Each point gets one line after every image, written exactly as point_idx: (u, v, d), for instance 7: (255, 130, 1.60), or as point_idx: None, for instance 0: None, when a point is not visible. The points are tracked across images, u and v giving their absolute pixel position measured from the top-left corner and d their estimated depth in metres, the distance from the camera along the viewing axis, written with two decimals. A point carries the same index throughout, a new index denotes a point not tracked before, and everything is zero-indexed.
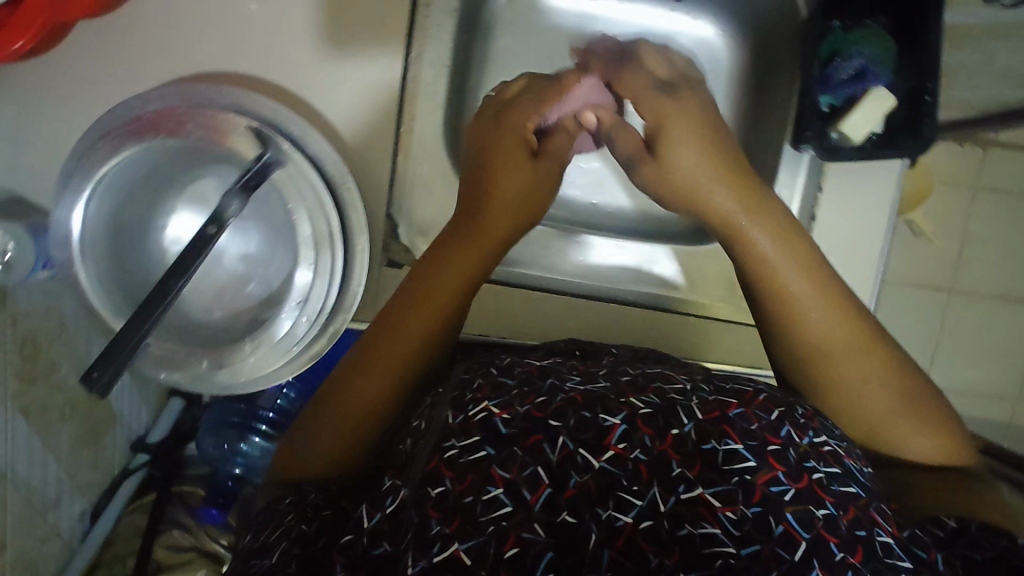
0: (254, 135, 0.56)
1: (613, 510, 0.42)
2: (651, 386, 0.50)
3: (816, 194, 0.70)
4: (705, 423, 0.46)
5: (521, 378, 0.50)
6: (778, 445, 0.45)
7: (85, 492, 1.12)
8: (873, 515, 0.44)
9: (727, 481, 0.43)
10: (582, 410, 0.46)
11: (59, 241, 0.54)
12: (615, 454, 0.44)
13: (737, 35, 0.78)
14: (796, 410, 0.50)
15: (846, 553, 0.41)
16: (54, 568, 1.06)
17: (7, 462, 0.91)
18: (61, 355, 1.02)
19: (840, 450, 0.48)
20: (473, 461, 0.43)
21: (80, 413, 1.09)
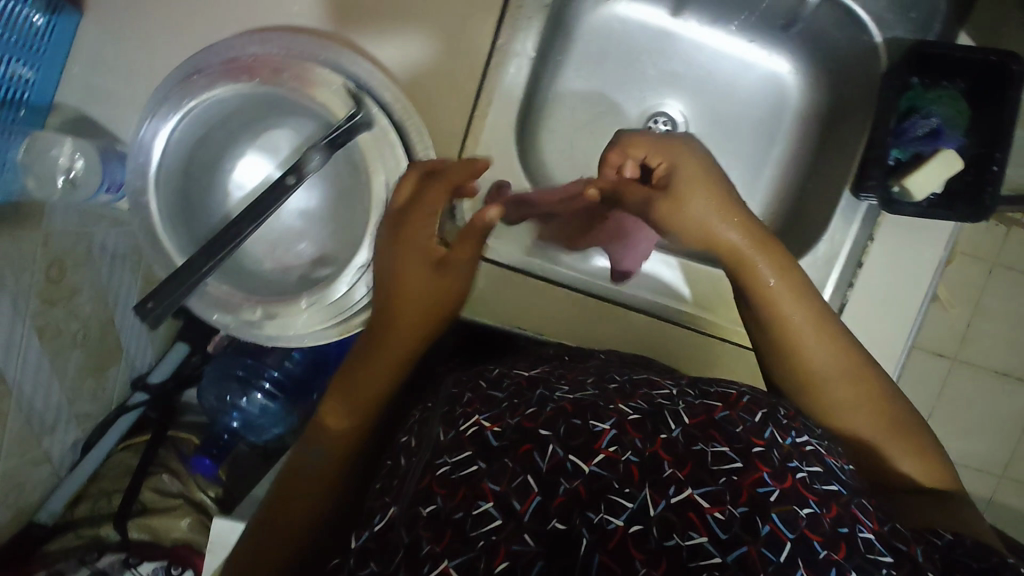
0: (348, 95, 0.58)
1: (605, 513, 0.40)
2: (638, 393, 0.48)
3: (866, 242, 0.70)
4: (691, 427, 0.45)
5: (511, 391, 0.49)
6: (762, 446, 0.45)
7: (82, 422, 1.11)
8: (855, 512, 0.43)
9: (716, 481, 0.42)
10: (572, 418, 0.44)
11: (137, 167, 0.56)
12: (607, 458, 0.42)
13: (811, 75, 0.79)
14: (778, 410, 0.50)
15: (829, 550, 0.40)
16: (39, 493, 1.05)
17: (14, 380, 0.91)
18: (83, 281, 1.01)
19: (821, 449, 0.48)
20: (465, 477, 0.42)
21: (91, 342, 1.08)
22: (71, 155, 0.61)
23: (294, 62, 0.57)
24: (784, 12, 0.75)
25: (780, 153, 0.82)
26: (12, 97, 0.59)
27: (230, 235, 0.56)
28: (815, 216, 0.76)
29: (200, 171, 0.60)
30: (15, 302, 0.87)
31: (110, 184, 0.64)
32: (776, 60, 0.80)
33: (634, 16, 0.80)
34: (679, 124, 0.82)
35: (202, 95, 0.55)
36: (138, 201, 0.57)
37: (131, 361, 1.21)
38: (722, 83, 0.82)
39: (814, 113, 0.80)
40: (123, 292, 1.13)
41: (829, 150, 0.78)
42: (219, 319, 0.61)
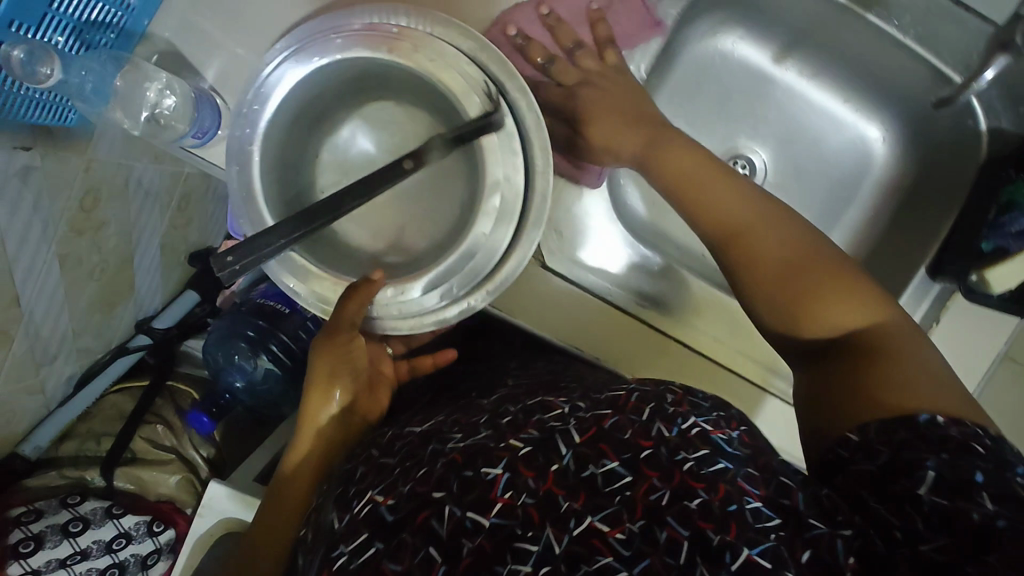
0: (487, 98, 0.55)
1: (511, 563, 0.43)
2: (531, 421, 0.52)
3: (933, 324, 0.69)
4: (583, 447, 0.48)
5: (404, 453, 0.53)
6: (650, 447, 0.48)
7: (81, 356, 1.06)
8: (742, 484, 0.45)
9: (611, 502, 0.45)
10: (463, 471, 0.48)
11: (246, 116, 0.55)
12: (504, 505, 0.46)
13: (902, 146, 0.79)
14: (666, 398, 0.52)
15: (721, 534, 0.43)
16: (26, 423, 1.00)
17: (28, 303, 0.86)
18: (115, 213, 0.97)
19: (709, 426, 0.49)
20: (364, 563, 0.45)
21: (109, 278, 1.03)
22: (161, 89, 0.59)
23: (429, 44, 0.55)
24: (894, 83, 0.74)
25: (855, 218, 0.82)
26: (107, 20, 0.58)
27: (328, 212, 0.53)
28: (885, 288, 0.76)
29: (300, 129, 0.59)
30: (46, 225, 0.83)
31: (196, 131, 0.60)
32: (868, 125, 0.80)
33: (744, 48, 0.79)
34: (757, 168, 0.82)
35: (333, 55, 0.54)
36: (240, 148, 0.55)
37: (140, 302, 1.16)
38: (809, 137, 0.82)
39: (896, 187, 0.80)
40: (148, 231, 1.08)
41: (907, 225, 0.78)
42: (291, 286, 0.59)
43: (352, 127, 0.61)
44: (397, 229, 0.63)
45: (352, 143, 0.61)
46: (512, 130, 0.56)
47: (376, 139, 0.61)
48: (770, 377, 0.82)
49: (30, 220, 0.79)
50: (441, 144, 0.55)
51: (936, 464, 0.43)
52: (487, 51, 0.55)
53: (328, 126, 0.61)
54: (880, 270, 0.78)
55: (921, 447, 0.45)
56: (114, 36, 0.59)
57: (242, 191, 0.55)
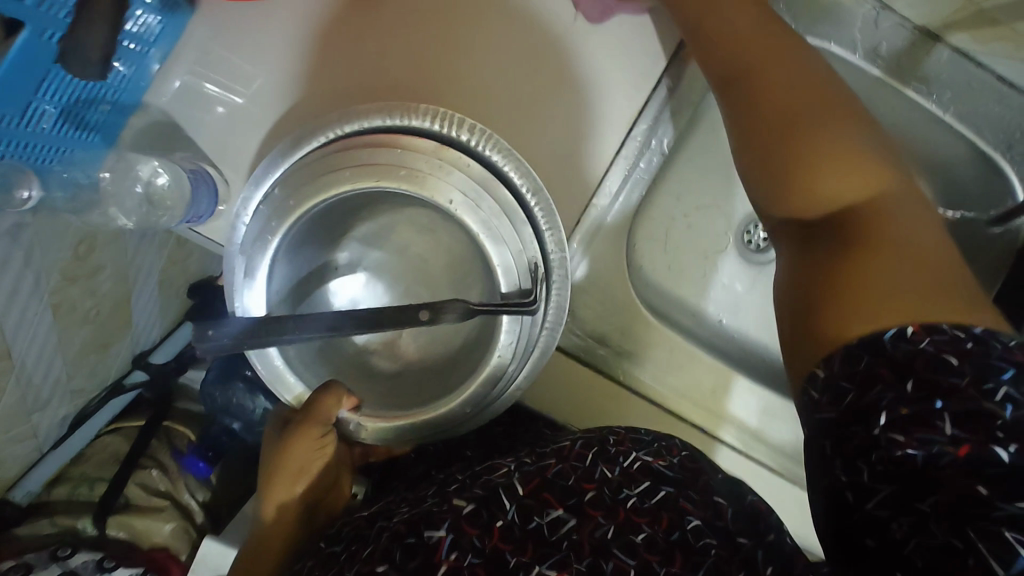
0: (531, 276, 0.55)
1: None
2: (477, 482, 0.51)
3: None
4: (527, 499, 0.48)
5: (351, 536, 0.51)
6: (593, 489, 0.48)
7: (75, 398, 1.03)
8: (683, 505, 0.48)
9: (557, 548, 0.45)
10: (406, 539, 0.46)
11: (263, 237, 0.54)
12: (449, 567, 0.44)
13: None
14: (609, 441, 0.54)
15: (665, 564, 0.43)
16: (17, 468, 0.97)
17: (19, 355, 0.83)
18: (110, 258, 0.93)
19: (649, 458, 0.52)
20: None
21: (104, 319, 1.00)
22: (153, 172, 0.58)
23: (484, 186, 0.55)
24: (929, 161, 0.71)
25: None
26: (96, 96, 0.55)
27: (333, 319, 0.52)
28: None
29: (323, 227, 0.58)
30: (38, 277, 0.80)
31: (191, 216, 0.58)
32: None
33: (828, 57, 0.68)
34: None
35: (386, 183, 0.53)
36: (250, 243, 0.55)
37: (136, 337, 1.12)
38: None
39: None
40: (144, 271, 1.05)
41: None
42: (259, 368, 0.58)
43: (374, 224, 0.61)
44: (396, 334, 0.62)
45: (366, 248, 0.62)
46: (542, 305, 0.58)
47: (394, 237, 0.62)
48: (720, 424, 0.74)
49: (20, 276, 0.76)
50: (459, 310, 0.53)
51: (889, 404, 0.37)
52: (538, 194, 0.58)
53: (345, 223, 0.60)
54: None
55: (885, 376, 0.38)
56: (108, 110, 0.57)
57: (250, 298, 0.55)
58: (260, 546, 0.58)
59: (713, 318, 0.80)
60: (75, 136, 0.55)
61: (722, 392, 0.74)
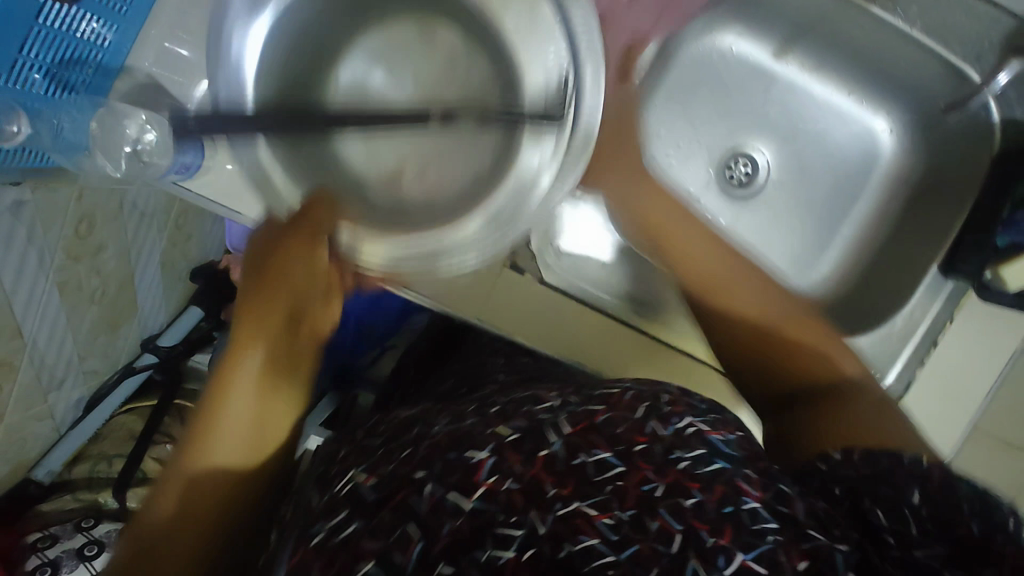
0: (559, 86, 0.56)
1: (494, 548, 0.38)
2: (520, 412, 0.47)
3: (946, 322, 0.69)
4: (572, 437, 0.43)
5: (386, 436, 0.48)
6: (642, 443, 0.43)
7: (88, 379, 1.06)
8: (740, 484, 0.41)
9: (600, 491, 0.40)
10: (448, 453, 0.42)
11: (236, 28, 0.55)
12: (488, 490, 0.40)
13: (908, 139, 0.76)
14: (662, 398, 0.47)
15: (716, 536, 0.38)
16: (39, 447, 1.00)
17: (31, 332, 0.86)
18: (111, 237, 0.96)
19: (706, 426, 0.45)
20: (343, 541, 0.39)
21: (109, 299, 1.02)
22: (141, 127, 0.57)
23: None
24: (906, 81, 0.72)
25: (839, 252, 0.80)
26: (80, 57, 0.55)
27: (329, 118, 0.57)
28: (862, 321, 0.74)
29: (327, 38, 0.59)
30: (42, 254, 0.83)
31: (178, 166, 0.58)
32: (874, 117, 0.77)
33: (719, 53, 0.78)
34: (759, 169, 0.81)
35: None
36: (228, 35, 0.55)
37: (143, 320, 1.15)
38: (811, 130, 0.80)
39: (901, 189, 0.77)
40: (145, 251, 1.08)
41: (917, 221, 0.75)
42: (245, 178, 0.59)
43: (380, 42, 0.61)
44: (400, 164, 0.61)
45: (369, 68, 0.61)
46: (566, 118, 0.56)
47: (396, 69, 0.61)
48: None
49: (25, 251, 0.79)
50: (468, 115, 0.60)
51: (918, 488, 0.42)
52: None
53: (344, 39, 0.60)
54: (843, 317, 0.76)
55: (903, 475, 0.43)
56: (91, 72, 0.57)
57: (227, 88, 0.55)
58: (233, 433, 0.45)
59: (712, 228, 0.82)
60: (53, 96, 0.56)
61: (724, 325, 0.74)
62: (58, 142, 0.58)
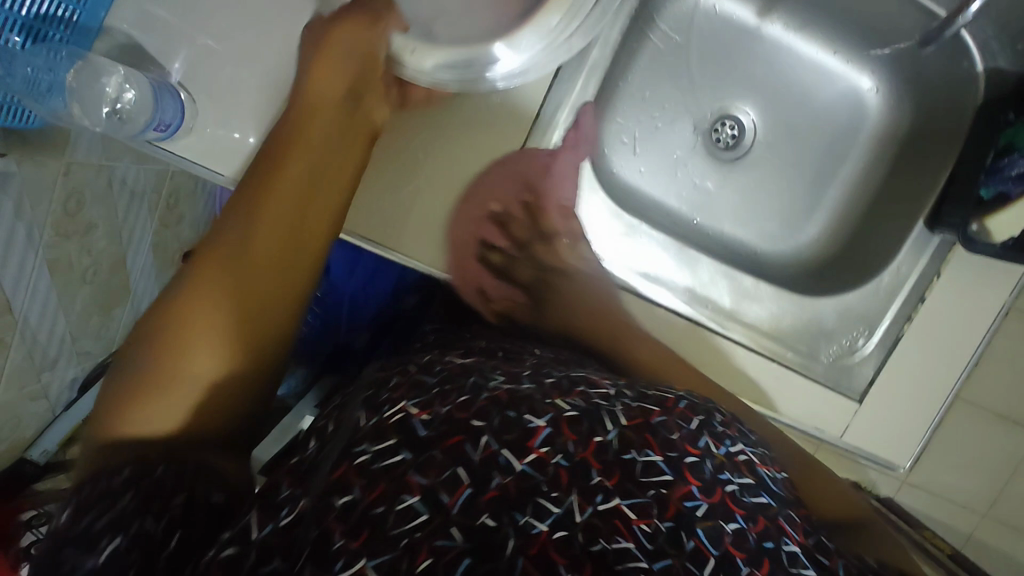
0: None
1: (530, 516, 0.37)
2: (575, 390, 0.47)
3: (932, 277, 0.67)
4: (629, 431, 0.43)
5: (443, 376, 0.46)
6: (694, 456, 0.43)
7: (82, 360, 1.06)
8: (783, 524, 0.42)
9: (644, 494, 0.40)
10: (506, 410, 0.42)
11: None
12: (538, 457, 0.40)
13: (894, 96, 0.76)
14: (715, 418, 0.49)
15: (752, 568, 0.38)
16: (34, 426, 1.01)
17: (21, 309, 0.86)
18: (101, 215, 0.96)
19: (755, 460, 0.47)
20: (387, 467, 0.37)
21: (102, 279, 1.02)
22: (120, 83, 0.58)
23: None
24: (890, 36, 0.72)
25: (830, 211, 0.80)
26: (60, 14, 0.57)
27: None
28: (855, 280, 0.74)
29: None
30: (30, 230, 0.83)
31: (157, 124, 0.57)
32: (860, 76, 0.78)
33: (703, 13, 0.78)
34: (746, 131, 0.81)
35: None
36: None
37: (137, 302, 1.15)
38: (798, 90, 0.79)
39: (887, 146, 0.77)
40: (137, 232, 1.08)
41: (901, 179, 0.76)
42: None
43: None
44: (433, 15, 0.58)
45: None
46: None
47: None
48: (727, 323, 0.70)
49: (13, 227, 0.79)
50: None
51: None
52: None
53: None
54: (841, 278, 0.76)
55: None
56: (69, 29, 0.58)
57: None
58: (251, 305, 0.48)
59: (700, 189, 0.81)
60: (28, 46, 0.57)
61: (722, 282, 0.72)
62: (31, 87, 0.60)
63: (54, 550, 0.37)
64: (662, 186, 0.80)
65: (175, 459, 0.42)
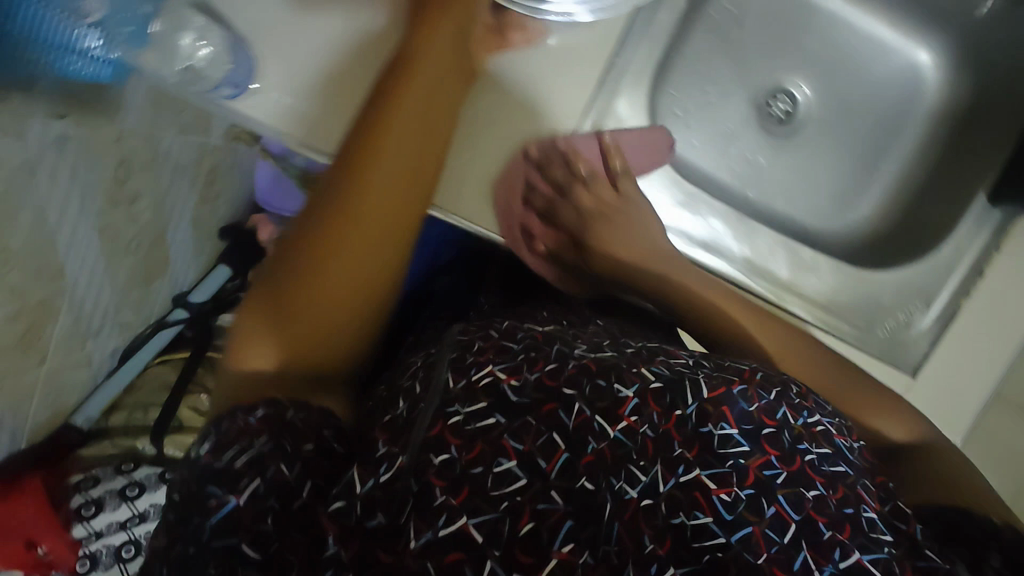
0: None
1: (624, 482, 0.38)
2: (657, 359, 0.46)
3: (992, 253, 0.67)
4: (708, 404, 0.42)
5: (527, 344, 0.44)
6: (773, 427, 0.42)
7: (123, 330, 1.05)
8: (861, 492, 0.41)
9: (723, 464, 0.39)
10: (596, 379, 0.42)
11: None
12: (628, 426, 0.40)
13: (951, 73, 0.77)
14: (791, 388, 0.46)
15: (835, 531, 0.38)
16: (77, 394, 1.02)
17: (71, 276, 0.87)
18: (147, 185, 0.96)
19: (834, 429, 0.45)
20: (481, 429, 0.38)
21: (146, 250, 1.02)
22: (196, 40, 0.59)
23: None
24: (953, 11, 0.72)
25: (882, 186, 0.80)
26: None
27: None
28: (908, 254, 0.74)
29: None
30: (83, 195, 0.83)
31: (230, 82, 0.59)
32: (916, 50, 0.78)
33: None
34: (798, 105, 0.80)
35: None
36: None
37: (172, 276, 1.12)
38: (854, 64, 0.79)
39: (942, 121, 0.78)
40: (178, 208, 1.05)
41: (956, 156, 0.76)
42: None
43: None
44: None
45: None
46: None
47: None
48: (786, 297, 0.70)
49: (68, 191, 0.80)
50: None
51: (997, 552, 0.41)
52: None
53: None
54: (891, 254, 0.76)
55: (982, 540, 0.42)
56: None
57: None
58: (360, 280, 0.50)
59: (754, 161, 0.80)
60: None
61: (780, 255, 0.71)
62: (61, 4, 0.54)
63: (196, 491, 0.38)
64: (719, 158, 0.80)
65: (300, 405, 0.44)
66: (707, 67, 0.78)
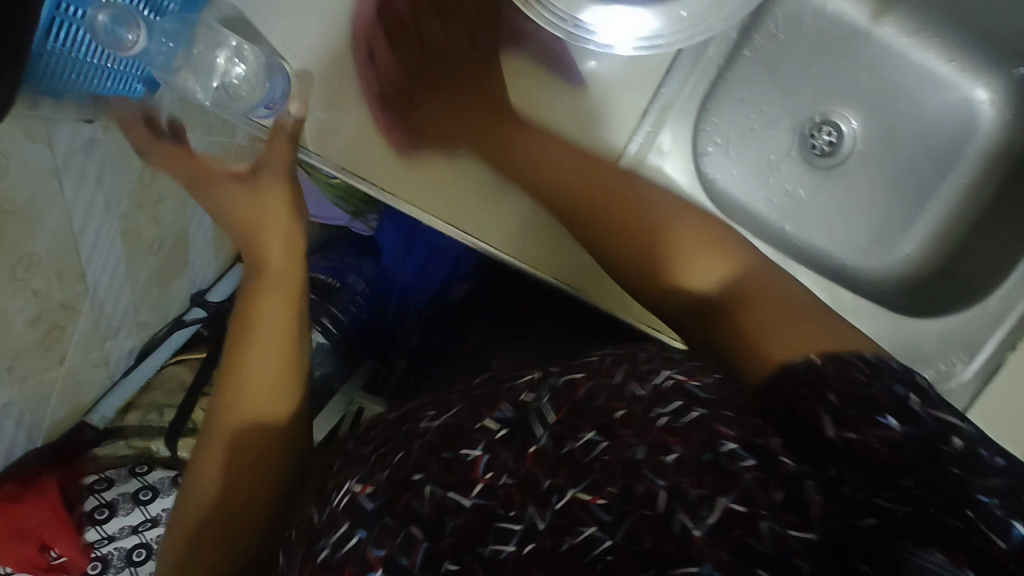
0: None
1: (494, 544, 0.38)
2: (504, 392, 0.44)
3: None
4: (557, 426, 0.41)
5: (379, 437, 0.45)
6: (623, 410, 0.41)
7: (141, 330, 1.05)
8: (717, 428, 0.40)
9: (591, 471, 0.39)
10: (442, 451, 0.41)
11: None
12: (485, 486, 0.39)
13: (1008, 110, 0.74)
14: (639, 357, 0.46)
15: (701, 489, 0.37)
16: (93, 393, 1.01)
17: (93, 279, 0.86)
18: (171, 187, 0.94)
19: (681, 377, 0.43)
20: (346, 554, 0.39)
21: (168, 251, 1.01)
22: (231, 57, 0.58)
23: None
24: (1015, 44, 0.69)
25: (927, 227, 0.77)
26: None
27: None
28: (965, 297, 0.70)
29: None
30: (108, 199, 0.82)
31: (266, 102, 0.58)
32: (974, 87, 0.75)
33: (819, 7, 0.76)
34: (844, 137, 0.78)
35: None
36: None
37: (192, 275, 1.11)
38: (906, 98, 0.76)
39: (998, 159, 0.75)
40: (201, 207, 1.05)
41: (1009, 194, 0.73)
42: None
43: None
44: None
45: None
46: None
47: None
48: None
49: (94, 196, 0.79)
50: None
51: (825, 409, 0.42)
52: None
53: None
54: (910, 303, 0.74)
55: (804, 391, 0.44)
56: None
57: None
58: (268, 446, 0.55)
59: (795, 194, 0.78)
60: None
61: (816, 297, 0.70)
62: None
63: None
64: (760, 188, 0.77)
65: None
66: (751, 92, 0.76)
